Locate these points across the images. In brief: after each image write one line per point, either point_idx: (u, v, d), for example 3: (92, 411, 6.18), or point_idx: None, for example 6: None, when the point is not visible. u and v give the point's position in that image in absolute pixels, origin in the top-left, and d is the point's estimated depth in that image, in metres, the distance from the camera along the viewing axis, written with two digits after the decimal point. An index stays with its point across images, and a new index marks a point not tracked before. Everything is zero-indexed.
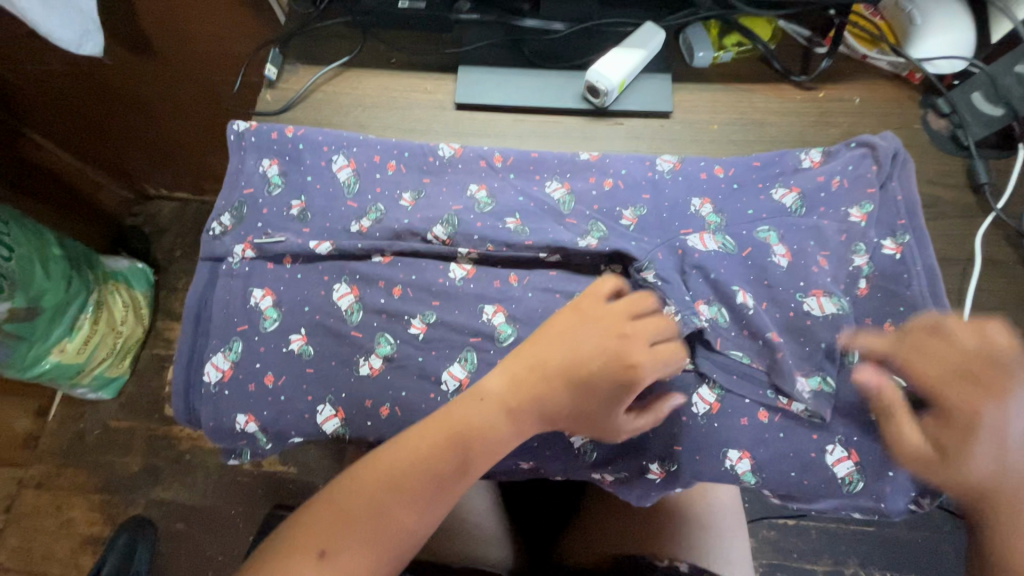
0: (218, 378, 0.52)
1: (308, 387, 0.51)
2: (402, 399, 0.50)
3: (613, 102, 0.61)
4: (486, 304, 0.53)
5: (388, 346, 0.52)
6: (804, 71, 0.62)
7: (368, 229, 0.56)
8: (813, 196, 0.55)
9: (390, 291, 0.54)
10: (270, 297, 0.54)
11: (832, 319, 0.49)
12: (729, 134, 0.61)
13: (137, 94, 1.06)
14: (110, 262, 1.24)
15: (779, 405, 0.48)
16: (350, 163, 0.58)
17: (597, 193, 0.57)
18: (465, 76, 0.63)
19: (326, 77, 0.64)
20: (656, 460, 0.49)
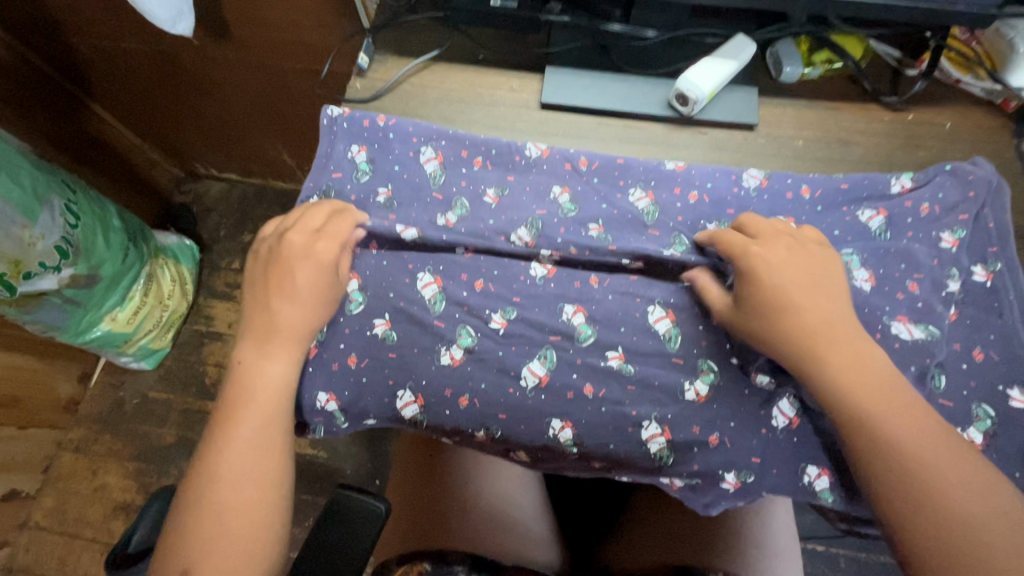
0: (303, 354, 0.53)
1: (391, 371, 0.53)
2: (481, 391, 0.52)
3: (699, 111, 0.61)
4: (565, 304, 0.54)
5: (469, 338, 0.53)
6: (895, 92, 0.62)
7: (452, 224, 0.57)
8: (900, 221, 0.55)
9: (472, 284, 0.55)
10: (356, 280, 0.55)
11: (921, 343, 0.49)
12: (814, 151, 0.61)
13: (206, 75, 1.09)
14: (161, 237, 1.27)
15: None
16: (438, 156, 0.60)
17: (682, 205, 0.57)
18: (552, 76, 0.64)
19: (414, 69, 0.66)
20: (732, 470, 0.49)
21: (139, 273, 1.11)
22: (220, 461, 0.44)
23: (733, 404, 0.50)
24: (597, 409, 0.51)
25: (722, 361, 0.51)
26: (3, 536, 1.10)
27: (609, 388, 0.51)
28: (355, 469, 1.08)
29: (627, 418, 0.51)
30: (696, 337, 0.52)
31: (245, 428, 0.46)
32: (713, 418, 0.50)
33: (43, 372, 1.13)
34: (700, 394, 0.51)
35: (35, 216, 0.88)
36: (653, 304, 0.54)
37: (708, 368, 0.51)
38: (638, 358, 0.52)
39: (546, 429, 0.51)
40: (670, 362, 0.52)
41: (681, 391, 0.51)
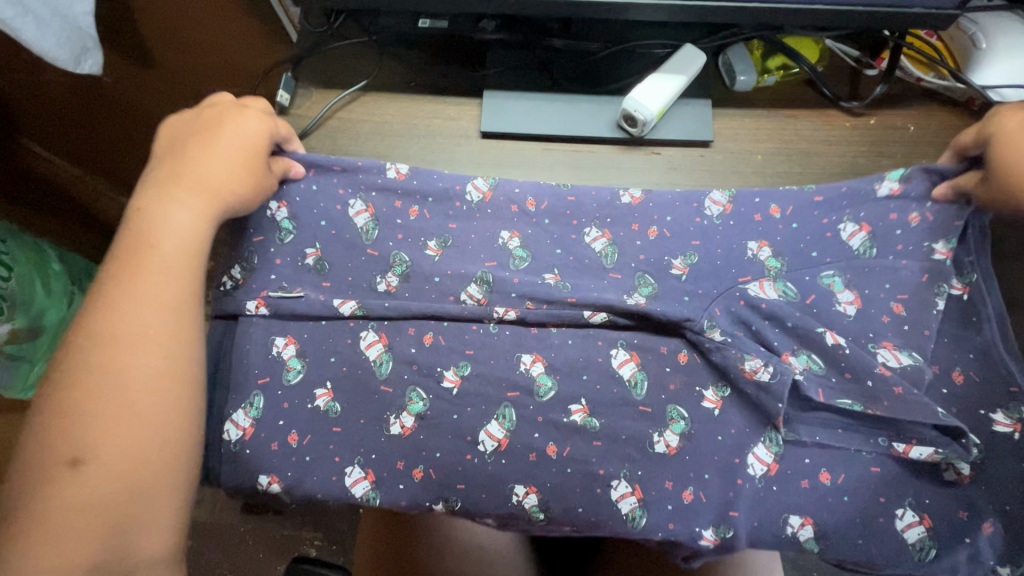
0: (239, 436, 0.48)
1: (336, 444, 0.48)
2: (434, 460, 0.48)
3: (650, 131, 0.57)
4: (523, 352, 0.50)
5: (420, 402, 0.49)
6: (855, 96, 0.58)
7: (396, 288, 0.53)
8: (885, 235, 0.51)
9: (421, 339, 0.51)
10: (293, 345, 0.50)
11: (911, 370, 0.46)
12: (773, 165, 0.57)
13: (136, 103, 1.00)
14: None
15: (893, 452, 0.45)
16: (368, 207, 0.55)
17: (642, 242, 0.54)
18: (491, 101, 0.59)
19: (342, 101, 0.60)
20: (710, 525, 0.45)
21: None
22: (108, 334, 0.37)
23: (707, 455, 0.47)
24: (563, 469, 0.47)
25: (690, 405, 0.48)
26: None
27: (574, 442, 0.48)
28: None
29: (594, 479, 0.47)
30: (663, 384, 0.49)
31: (141, 290, 0.38)
32: (684, 472, 0.46)
33: None
34: (670, 445, 0.47)
35: None
36: (617, 347, 0.50)
37: (678, 415, 0.48)
38: (604, 411, 0.49)
39: (509, 497, 0.47)
40: (636, 413, 0.48)
41: (650, 443, 0.47)
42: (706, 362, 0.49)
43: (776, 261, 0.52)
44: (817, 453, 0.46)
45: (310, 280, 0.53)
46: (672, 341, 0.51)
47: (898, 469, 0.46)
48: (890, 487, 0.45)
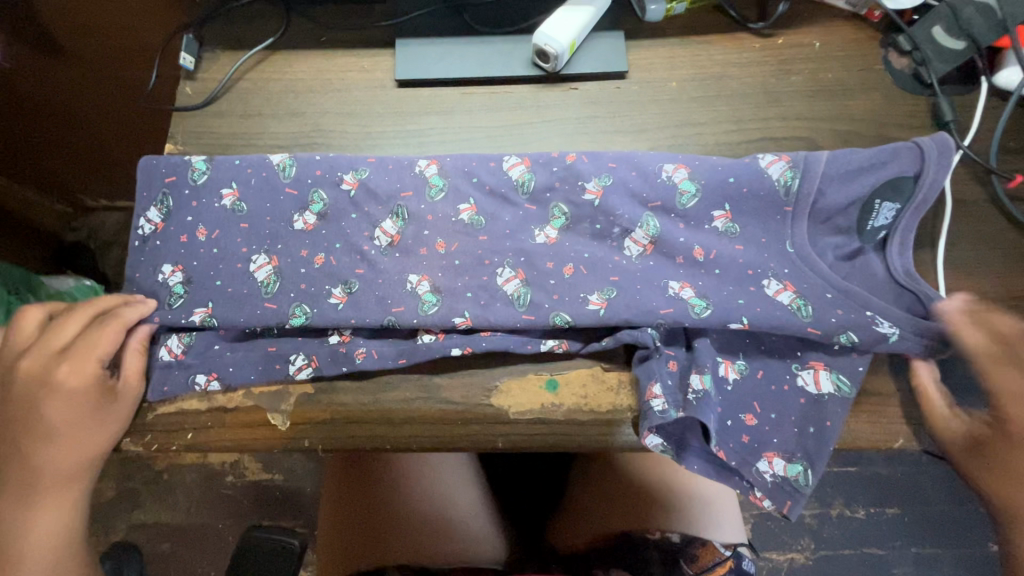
0: (152, 230, 0.51)
1: (219, 273, 0.49)
2: (334, 247, 0.50)
3: (565, 66, 0.57)
4: (418, 159, 0.52)
5: (321, 202, 0.51)
6: (761, 18, 0.59)
7: (312, 223, 0.50)
8: (798, 170, 0.49)
9: (320, 173, 0.51)
10: (270, 266, 0.49)
11: (760, 169, 0.49)
12: (689, 91, 0.57)
13: (49, 100, 0.95)
14: (54, 283, 1.16)
15: (762, 178, 0.49)
16: (309, 223, 0.50)
17: (559, 169, 0.50)
18: (404, 50, 0.58)
19: (251, 62, 0.58)
20: (595, 291, 0.47)
21: None
22: (41, 473, 0.44)
23: (584, 239, 0.50)
24: (462, 295, 0.48)
25: (573, 202, 0.50)
26: None
27: (488, 279, 0.48)
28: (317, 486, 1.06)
29: (481, 266, 0.49)
30: (549, 182, 0.50)
31: (52, 455, 0.44)
32: (566, 253, 0.49)
33: None
34: (550, 238, 0.49)
35: None
36: (508, 154, 0.51)
37: (560, 212, 0.50)
38: (487, 209, 0.50)
39: (403, 285, 0.48)
40: (522, 211, 0.50)
41: (532, 236, 0.50)
42: (577, 168, 0.50)
43: (739, 228, 0.49)
44: (725, 339, 0.48)
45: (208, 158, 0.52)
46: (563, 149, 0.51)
47: (747, 235, 0.49)
48: (766, 260, 0.48)
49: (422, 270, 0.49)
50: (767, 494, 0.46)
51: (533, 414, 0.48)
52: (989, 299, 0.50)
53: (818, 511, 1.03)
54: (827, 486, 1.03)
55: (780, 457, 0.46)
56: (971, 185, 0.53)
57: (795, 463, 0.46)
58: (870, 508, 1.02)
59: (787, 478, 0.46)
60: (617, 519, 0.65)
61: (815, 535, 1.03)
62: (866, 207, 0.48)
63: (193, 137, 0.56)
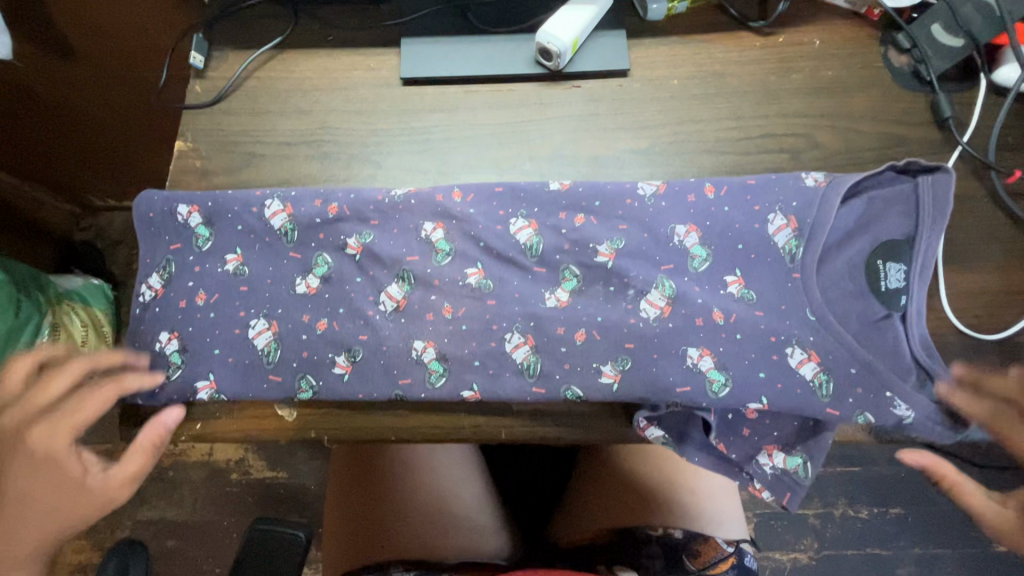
0: (152, 297, 0.51)
1: (216, 339, 0.50)
2: (338, 315, 0.50)
3: (567, 64, 0.58)
4: (425, 221, 0.51)
5: (325, 266, 0.51)
6: (762, 16, 0.59)
7: (316, 287, 0.50)
8: (809, 234, 0.48)
9: (326, 209, 0.51)
10: (269, 331, 0.49)
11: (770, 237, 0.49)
12: (690, 88, 0.58)
13: (60, 101, 0.96)
14: (62, 282, 1.18)
15: (774, 229, 0.49)
16: (312, 287, 0.50)
17: (568, 232, 0.50)
18: (409, 49, 0.59)
19: (259, 61, 0.59)
20: (608, 362, 0.47)
21: (40, 325, 1.04)
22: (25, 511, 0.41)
23: (597, 300, 0.49)
24: (471, 364, 0.47)
25: (584, 264, 0.49)
26: None
27: (496, 344, 0.48)
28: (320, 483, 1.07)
29: (489, 331, 0.48)
30: (558, 243, 0.50)
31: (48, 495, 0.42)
32: (578, 317, 0.48)
33: None
34: (560, 301, 0.49)
35: None
36: (516, 215, 0.51)
37: (570, 275, 0.49)
38: (495, 273, 0.50)
39: (408, 353, 0.48)
40: (530, 275, 0.49)
41: (542, 301, 0.49)
42: (587, 230, 0.50)
43: (758, 295, 0.48)
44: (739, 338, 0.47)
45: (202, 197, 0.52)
46: (569, 208, 0.50)
47: (766, 299, 0.48)
48: (789, 327, 0.47)
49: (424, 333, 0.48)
50: (765, 485, 0.46)
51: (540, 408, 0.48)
52: (988, 292, 0.51)
53: (821, 511, 1.03)
54: (830, 486, 1.03)
55: (780, 449, 0.47)
56: (970, 180, 0.54)
57: (796, 455, 0.47)
58: (874, 508, 1.02)
59: (787, 470, 0.46)
60: (621, 514, 0.65)
61: (818, 535, 1.03)
62: (869, 269, 0.49)
63: (201, 135, 0.57)
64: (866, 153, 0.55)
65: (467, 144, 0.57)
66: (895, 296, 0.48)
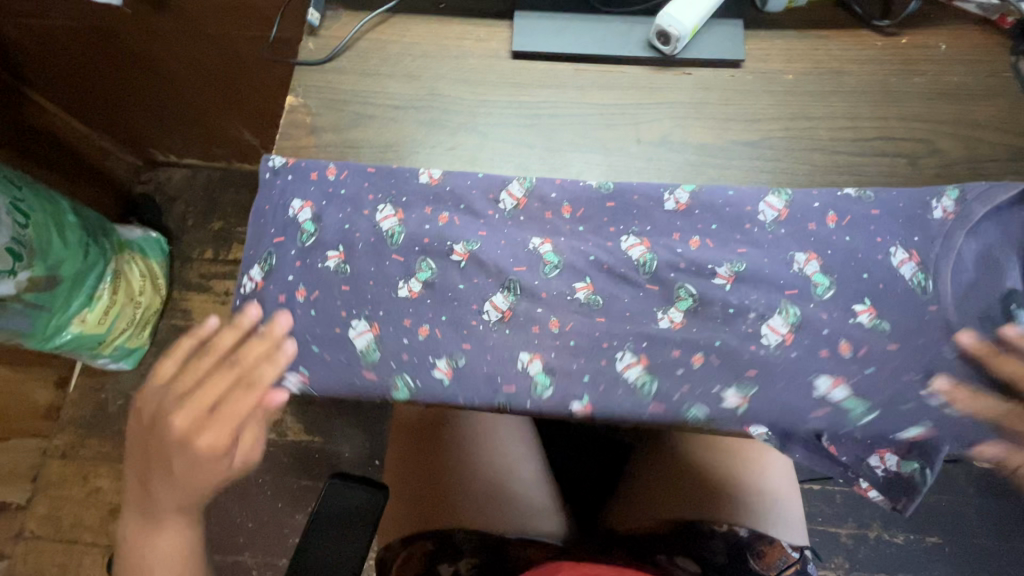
0: (253, 288, 0.53)
1: (315, 337, 0.51)
2: (440, 322, 0.51)
3: (682, 50, 0.57)
4: (533, 235, 0.53)
5: (428, 271, 0.52)
6: (886, 15, 0.58)
7: (417, 292, 0.52)
8: (929, 267, 0.49)
9: (436, 218, 0.53)
10: (371, 334, 0.51)
11: (891, 270, 0.49)
12: (805, 84, 0.57)
13: (150, 56, 0.99)
14: (124, 231, 1.21)
15: (897, 261, 0.50)
16: (413, 292, 0.52)
17: (682, 252, 0.51)
18: (522, 22, 0.58)
19: (371, 24, 0.60)
20: (732, 388, 0.48)
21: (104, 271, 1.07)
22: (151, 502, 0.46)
23: (712, 322, 0.50)
24: (578, 379, 0.49)
25: (701, 282, 0.51)
26: None
27: (607, 364, 0.49)
28: (357, 450, 1.08)
29: (598, 349, 0.49)
30: (673, 260, 0.51)
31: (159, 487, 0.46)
32: (694, 341, 0.49)
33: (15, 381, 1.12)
34: (674, 322, 0.50)
35: None
36: (627, 233, 0.52)
37: (686, 294, 0.50)
38: (605, 287, 0.51)
39: (513, 363, 0.50)
40: (642, 291, 0.51)
41: (656, 319, 0.50)
42: (698, 253, 0.51)
43: (891, 329, 0.48)
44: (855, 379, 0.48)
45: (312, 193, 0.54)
46: (683, 228, 0.52)
47: (897, 333, 0.48)
48: (907, 367, 0.48)
49: (536, 350, 0.50)
50: (876, 486, 0.48)
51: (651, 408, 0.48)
52: None
53: (855, 531, 1.02)
54: (866, 506, 1.02)
55: (894, 453, 0.47)
56: None
57: (911, 460, 0.47)
58: (910, 534, 1.00)
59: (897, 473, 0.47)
60: (683, 505, 0.66)
61: (850, 554, 1.01)
62: (1004, 314, 0.48)
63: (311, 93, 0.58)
64: (986, 164, 0.54)
65: (574, 123, 0.57)
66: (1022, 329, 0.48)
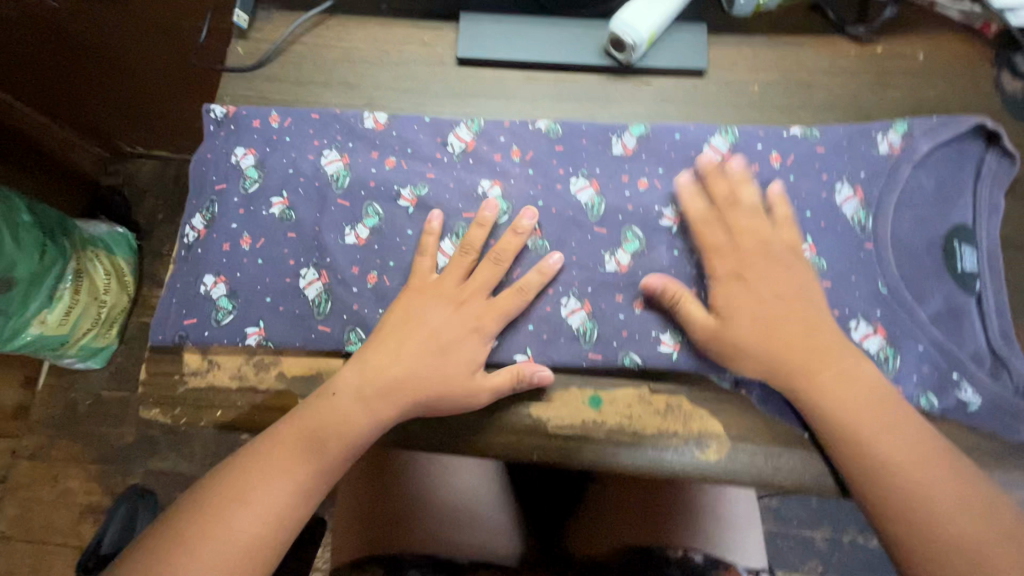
0: (196, 237, 0.50)
1: (267, 288, 0.48)
2: (390, 269, 0.48)
3: (640, 58, 0.53)
4: (481, 178, 0.50)
5: (376, 217, 0.49)
6: (862, 21, 0.53)
7: (366, 240, 0.49)
8: (874, 206, 0.48)
9: (382, 162, 0.51)
10: (321, 283, 0.48)
11: (844, 214, 0.48)
12: (771, 96, 0.53)
13: (101, 48, 0.94)
14: (88, 229, 1.18)
15: (847, 194, 0.48)
16: (361, 239, 0.49)
17: (630, 194, 0.49)
18: (468, 25, 0.54)
19: (306, 26, 0.55)
20: (667, 331, 0.46)
21: (63, 271, 1.03)
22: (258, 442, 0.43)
23: (658, 269, 0.47)
24: (524, 327, 0.46)
25: (647, 227, 0.48)
26: None
27: (552, 309, 0.47)
28: None
29: (544, 295, 0.47)
30: (621, 205, 0.49)
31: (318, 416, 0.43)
32: (637, 283, 0.47)
33: None
34: (621, 264, 0.47)
35: None
36: (576, 175, 0.50)
37: (633, 237, 0.48)
38: (552, 232, 0.48)
39: None
40: (591, 233, 0.48)
41: (601, 262, 0.47)
42: (648, 195, 0.49)
43: (832, 266, 0.47)
44: None
45: (252, 128, 0.51)
46: (633, 171, 0.50)
47: (831, 272, 0.47)
48: (856, 300, 0.46)
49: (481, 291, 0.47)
50: None
51: (602, 443, 0.45)
52: None
53: (829, 537, 1.01)
54: (841, 512, 1.01)
55: None
56: None
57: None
58: None
59: None
60: (639, 529, 0.64)
61: (823, 560, 1.00)
62: (947, 251, 0.48)
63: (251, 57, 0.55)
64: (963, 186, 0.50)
65: None
66: (971, 279, 0.47)
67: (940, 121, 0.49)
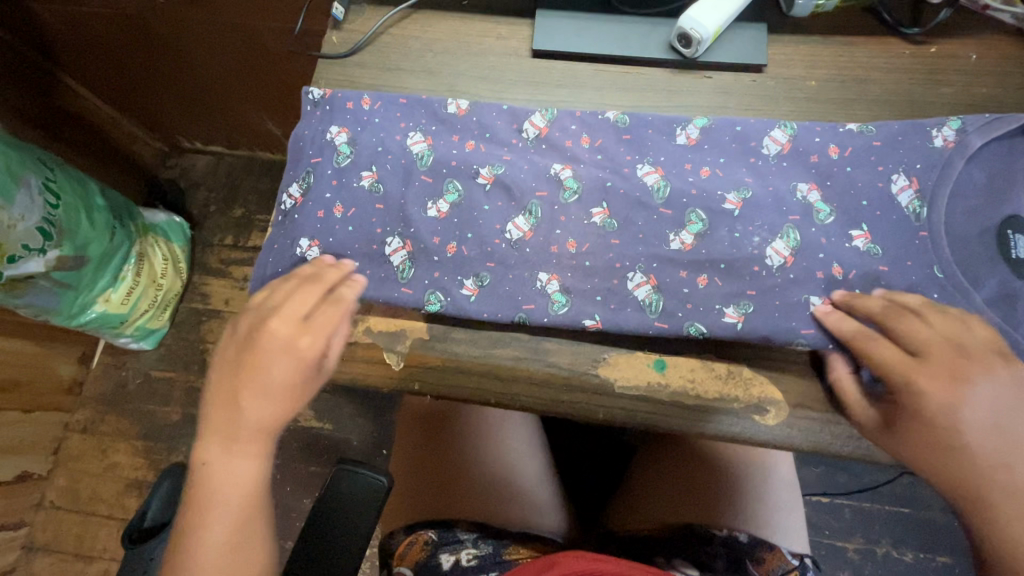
0: (292, 204, 0.54)
1: (355, 253, 0.51)
2: (467, 240, 0.51)
3: (703, 53, 0.56)
4: (554, 162, 0.53)
5: (456, 193, 0.53)
6: (916, 23, 0.56)
7: (446, 213, 0.52)
8: (931, 196, 0.50)
9: (463, 144, 0.54)
10: (406, 251, 0.51)
11: (902, 203, 0.50)
12: (828, 91, 0.56)
13: (178, 45, 1.00)
14: (149, 216, 1.24)
15: (903, 184, 0.50)
16: (442, 212, 0.52)
17: (695, 180, 0.52)
18: (543, 20, 0.58)
19: (394, 19, 0.60)
20: (731, 303, 0.48)
21: (127, 254, 1.09)
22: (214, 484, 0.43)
23: (722, 247, 0.50)
24: (592, 297, 0.49)
25: (711, 210, 0.51)
26: (22, 515, 1.19)
27: (619, 283, 0.49)
28: (363, 440, 1.08)
29: (612, 269, 0.50)
30: (686, 189, 0.51)
31: (217, 461, 0.44)
32: (702, 261, 0.49)
33: (43, 355, 1.16)
34: (685, 243, 0.50)
35: (12, 198, 0.84)
36: (643, 160, 0.53)
37: (697, 218, 0.51)
38: (621, 213, 0.51)
39: (533, 283, 0.50)
40: (656, 214, 0.51)
41: (666, 240, 0.50)
42: (711, 181, 0.52)
43: (889, 251, 0.49)
44: None
45: (343, 111, 0.55)
46: (697, 159, 0.53)
47: (888, 256, 0.49)
48: (911, 286, 0.48)
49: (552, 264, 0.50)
50: None
51: (665, 404, 0.49)
52: None
53: (863, 547, 1.00)
54: (875, 524, 1.00)
55: None
56: None
57: None
58: (921, 553, 0.98)
59: None
60: (686, 511, 0.65)
61: (857, 570, 0.99)
62: (1000, 238, 0.50)
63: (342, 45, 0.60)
64: None
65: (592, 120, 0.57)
66: None
67: (990, 118, 0.52)
